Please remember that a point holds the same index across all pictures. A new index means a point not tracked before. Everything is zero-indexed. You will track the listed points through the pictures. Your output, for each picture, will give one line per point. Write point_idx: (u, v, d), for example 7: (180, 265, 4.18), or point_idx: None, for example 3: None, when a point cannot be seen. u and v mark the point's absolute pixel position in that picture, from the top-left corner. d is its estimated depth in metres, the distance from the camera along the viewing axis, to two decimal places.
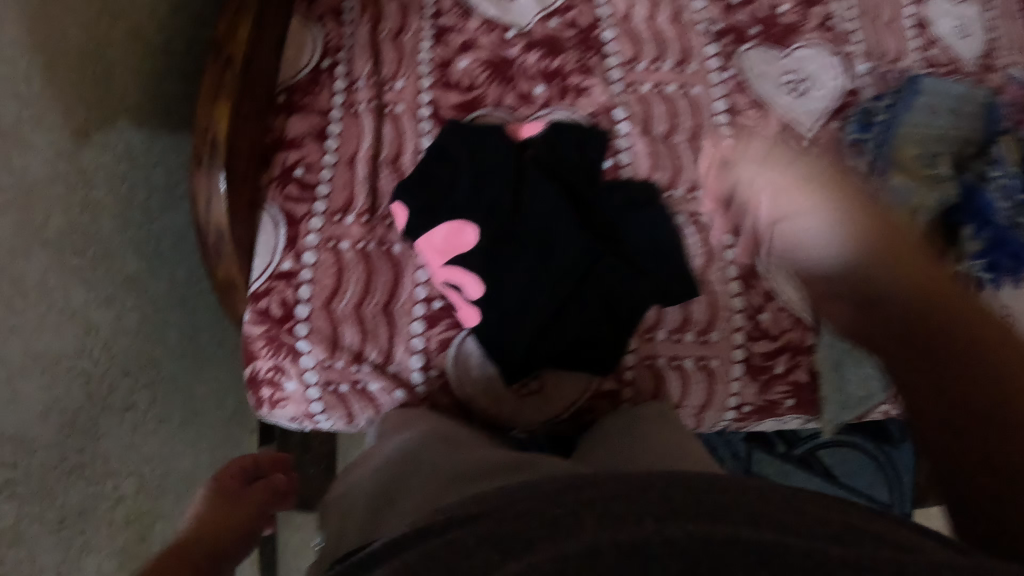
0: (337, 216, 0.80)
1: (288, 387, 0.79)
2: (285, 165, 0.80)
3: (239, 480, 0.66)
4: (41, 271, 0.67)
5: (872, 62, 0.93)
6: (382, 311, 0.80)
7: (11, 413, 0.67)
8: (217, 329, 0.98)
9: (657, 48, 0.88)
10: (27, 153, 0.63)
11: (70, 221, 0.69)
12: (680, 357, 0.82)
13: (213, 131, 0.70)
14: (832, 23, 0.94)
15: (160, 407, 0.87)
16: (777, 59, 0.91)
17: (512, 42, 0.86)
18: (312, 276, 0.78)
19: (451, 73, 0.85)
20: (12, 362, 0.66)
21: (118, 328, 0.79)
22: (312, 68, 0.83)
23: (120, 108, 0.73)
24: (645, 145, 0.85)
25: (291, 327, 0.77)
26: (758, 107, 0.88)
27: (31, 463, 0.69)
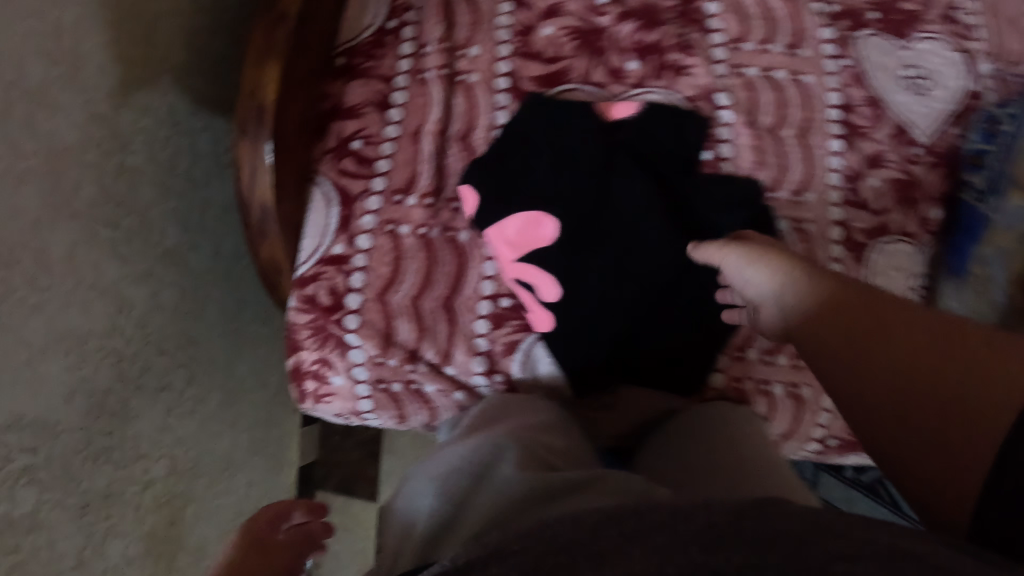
0: (397, 196, 0.72)
1: (334, 382, 0.71)
2: (341, 135, 0.72)
3: (271, 528, 0.61)
4: (69, 244, 0.59)
5: (999, 64, 0.80)
6: (442, 306, 0.72)
7: (33, 395, 0.58)
8: (263, 309, 0.90)
9: (766, 28, 0.78)
10: (54, 117, 0.56)
11: (102, 189, 0.62)
12: (769, 381, 0.73)
13: (259, 97, 0.62)
14: (956, 14, 0.80)
15: (198, 386, 0.77)
16: (895, 51, 0.78)
17: (603, 9, 0.77)
18: (366, 263, 0.71)
19: (534, 40, 0.76)
20: (38, 342, 0.58)
21: (153, 304, 0.70)
22: (376, 28, 0.75)
23: (162, 67, 0.66)
24: (751, 138, 0.75)
25: (340, 318, 0.70)
26: (874, 104, 0.77)
27: (54, 449, 0.61)
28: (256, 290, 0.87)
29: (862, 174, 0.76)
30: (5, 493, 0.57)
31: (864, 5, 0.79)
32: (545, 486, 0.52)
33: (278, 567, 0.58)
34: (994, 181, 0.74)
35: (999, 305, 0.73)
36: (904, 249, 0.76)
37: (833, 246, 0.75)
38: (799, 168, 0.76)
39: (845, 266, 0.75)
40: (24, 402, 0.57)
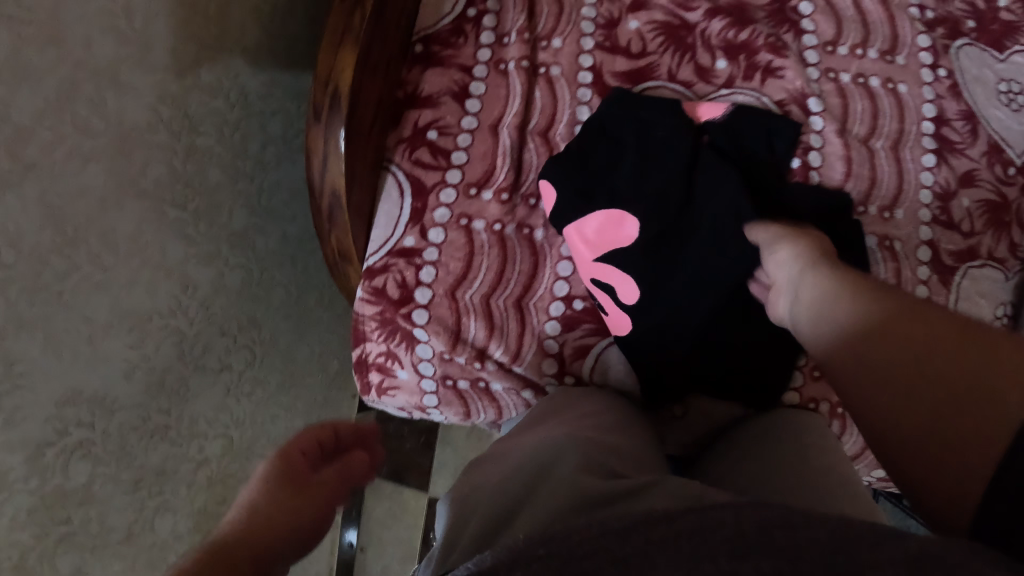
0: (472, 190, 0.70)
1: (401, 374, 0.71)
2: (416, 125, 0.71)
3: (310, 460, 0.45)
4: (135, 223, 0.58)
5: None
6: (514, 305, 0.69)
7: (93, 372, 0.58)
8: (326, 294, 0.88)
9: (862, 32, 0.75)
10: (125, 96, 0.55)
11: (171, 168, 0.60)
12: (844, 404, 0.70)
13: (335, 81, 0.60)
14: None
15: (258, 368, 0.76)
16: (991, 64, 0.75)
17: (694, 4, 0.74)
18: (438, 257, 0.69)
19: (619, 34, 0.73)
20: (98, 320, 0.57)
21: (218, 286, 0.69)
22: (456, 16, 0.74)
23: (237, 48, 0.64)
24: (841, 145, 0.71)
25: (408, 312, 0.68)
26: (969, 120, 0.73)
27: (110, 425, 0.60)
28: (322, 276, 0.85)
29: (952, 194, 0.71)
30: (60, 468, 0.56)
31: (962, 13, 0.77)
32: (603, 491, 0.44)
33: (321, 502, 0.42)
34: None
35: None
36: (992, 274, 0.71)
37: (920, 266, 0.70)
38: (889, 180, 0.71)
39: (932, 288, 0.70)
40: (82, 378, 0.56)
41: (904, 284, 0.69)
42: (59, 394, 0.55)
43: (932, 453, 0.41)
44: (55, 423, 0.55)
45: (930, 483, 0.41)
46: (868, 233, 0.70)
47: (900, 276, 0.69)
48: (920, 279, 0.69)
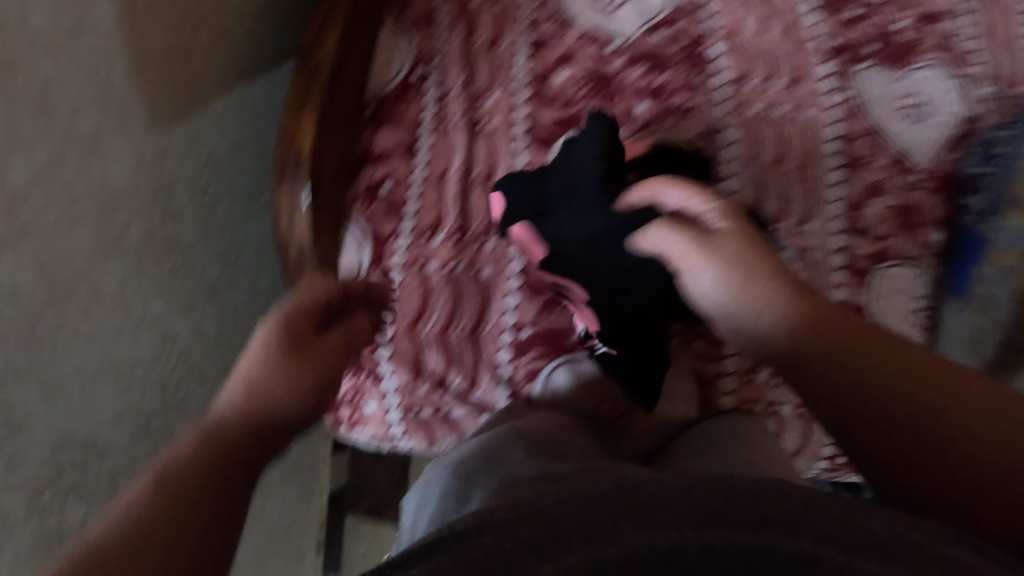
0: (424, 236, 0.77)
1: (370, 406, 0.79)
2: (372, 180, 0.77)
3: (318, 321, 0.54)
4: (120, 281, 0.63)
5: (998, 86, 0.83)
6: (468, 337, 0.78)
7: (83, 418, 0.63)
8: None
9: (768, 65, 0.82)
10: (107, 161, 0.59)
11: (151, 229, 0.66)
12: (777, 402, 0.78)
13: (297, 145, 0.68)
14: (952, 41, 0.82)
15: None
16: (891, 83, 0.82)
17: (612, 56, 0.82)
18: (397, 298, 0.76)
19: (548, 87, 0.81)
20: (88, 369, 0.62)
21: (197, 335, 0.74)
22: (401, 80, 0.79)
23: None
24: (753, 172, 0.80)
25: (373, 348, 0.77)
26: (873, 136, 0.81)
27: (99, 467, 0.66)
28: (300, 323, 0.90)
29: (862, 204, 0.81)
30: (55, 507, 0.62)
31: (862, 39, 0.82)
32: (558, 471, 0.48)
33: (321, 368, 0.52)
34: (991, 204, 0.85)
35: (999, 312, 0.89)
36: (902, 273, 0.81)
37: (836, 272, 0.79)
38: (803, 198, 0.80)
39: (850, 290, 0.79)
40: (73, 424, 0.62)
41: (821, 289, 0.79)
42: (52, 439, 0.61)
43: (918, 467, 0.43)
44: (49, 465, 0.61)
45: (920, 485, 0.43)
46: (787, 245, 0.79)
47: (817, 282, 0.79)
48: (835, 283, 0.79)
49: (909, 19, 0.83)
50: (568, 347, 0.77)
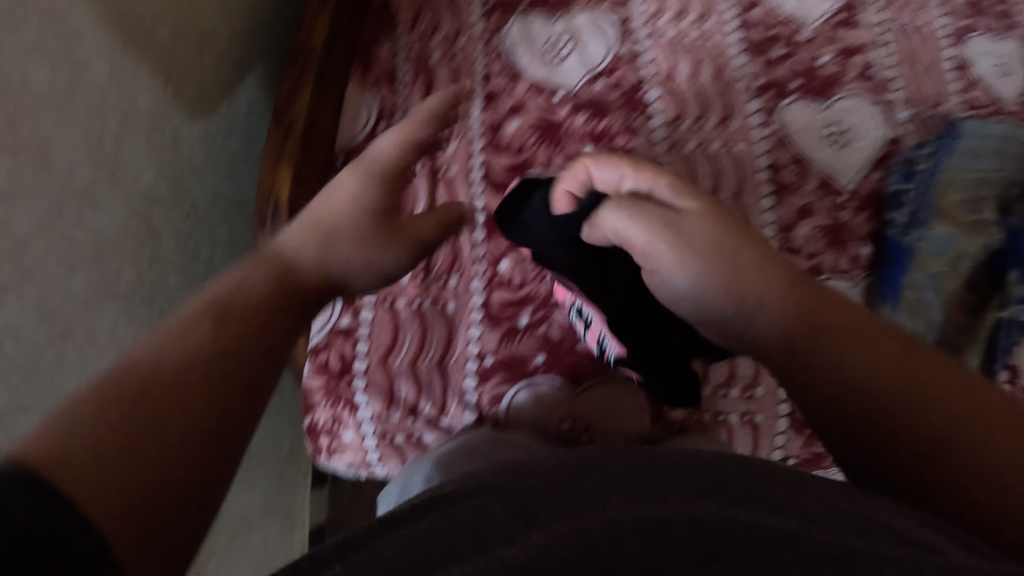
0: (392, 275, 0.83)
1: (348, 435, 0.85)
2: None
3: (417, 142, 0.65)
4: (112, 321, 0.70)
5: (914, 108, 0.92)
6: (436, 367, 0.83)
7: None
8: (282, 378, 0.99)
9: (701, 106, 0.89)
10: (101, 212, 0.65)
11: (138, 274, 0.71)
12: (725, 412, 0.84)
13: (276, 194, 0.74)
14: (871, 72, 0.92)
15: None
16: (817, 113, 0.90)
17: (558, 104, 0.89)
18: (369, 333, 0.82)
19: (502, 135, 0.88)
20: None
21: None
22: (367, 133, 0.87)
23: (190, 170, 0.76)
24: None
25: (348, 380, 0.82)
26: (800, 163, 0.89)
27: None
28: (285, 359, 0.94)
29: (792, 225, 0.88)
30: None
31: (786, 76, 0.91)
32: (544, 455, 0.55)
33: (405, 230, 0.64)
34: (917, 216, 0.88)
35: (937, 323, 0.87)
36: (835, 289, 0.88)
37: None
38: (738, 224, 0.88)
39: None
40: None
41: None
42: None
43: (909, 443, 0.47)
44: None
45: (915, 467, 0.46)
46: None
47: None
48: None
49: (830, 54, 0.92)
50: (529, 371, 0.82)
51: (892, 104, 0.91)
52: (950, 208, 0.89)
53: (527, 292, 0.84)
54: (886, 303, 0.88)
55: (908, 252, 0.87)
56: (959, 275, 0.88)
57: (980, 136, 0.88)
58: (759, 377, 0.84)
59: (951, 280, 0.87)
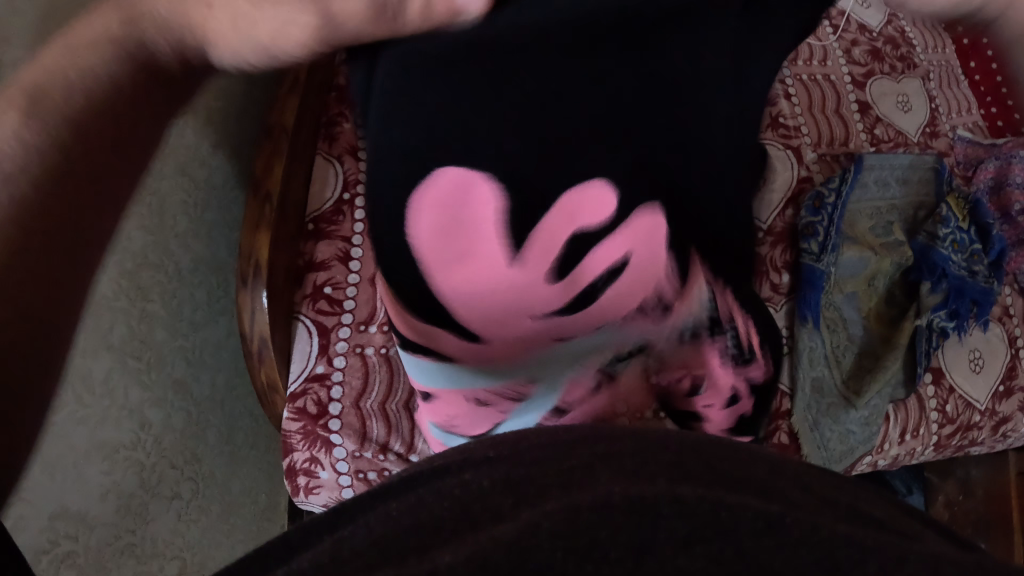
0: (361, 326, 0.84)
1: (322, 476, 0.81)
2: (315, 284, 0.85)
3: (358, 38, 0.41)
4: (105, 371, 0.73)
5: (821, 150, 0.88)
6: (404, 408, 0.84)
7: (72, 490, 0.71)
8: (269, 439, 0.97)
9: None
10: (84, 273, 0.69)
11: (130, 329, 0.75)
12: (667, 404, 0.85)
13: (256, 256, 0.76)
14: (782, 119, 0.86)
15: (206, 496, 0.85)
16: None
17: None
18: (343, 378, 0.82)
19: None
20: (80, 450, 0.71)
21: (167, 426, 0.80)
22: (335, 199, 0.89)
23: (171, 233, 0.78)
24: None
25: (325, 422, 0.80)
26: None
27: (89, 539, 0.73)
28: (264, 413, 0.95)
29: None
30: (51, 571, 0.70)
31: None
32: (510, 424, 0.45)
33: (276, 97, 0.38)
34: (827, 242, 0.80)
35: (857, 337, 0.82)
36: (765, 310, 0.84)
37: None
38: None
39: None
40: (66, 498, 0.70)
41: None
42: (50, 510, 0.69)
43: None
44: (48, 533, 0.69)
45: None
46: None
47: None
48: None
49: None
50: None
51: (800, 147, 0.87)
52: (858, 233, 0.83)
53: None
54: (807, 323, 0.79)
55: (823, 275, 0.79)
56: (875, 294, 0.83)
57: (880, 167, 0.84)
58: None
59: (867, 299, 0.83)
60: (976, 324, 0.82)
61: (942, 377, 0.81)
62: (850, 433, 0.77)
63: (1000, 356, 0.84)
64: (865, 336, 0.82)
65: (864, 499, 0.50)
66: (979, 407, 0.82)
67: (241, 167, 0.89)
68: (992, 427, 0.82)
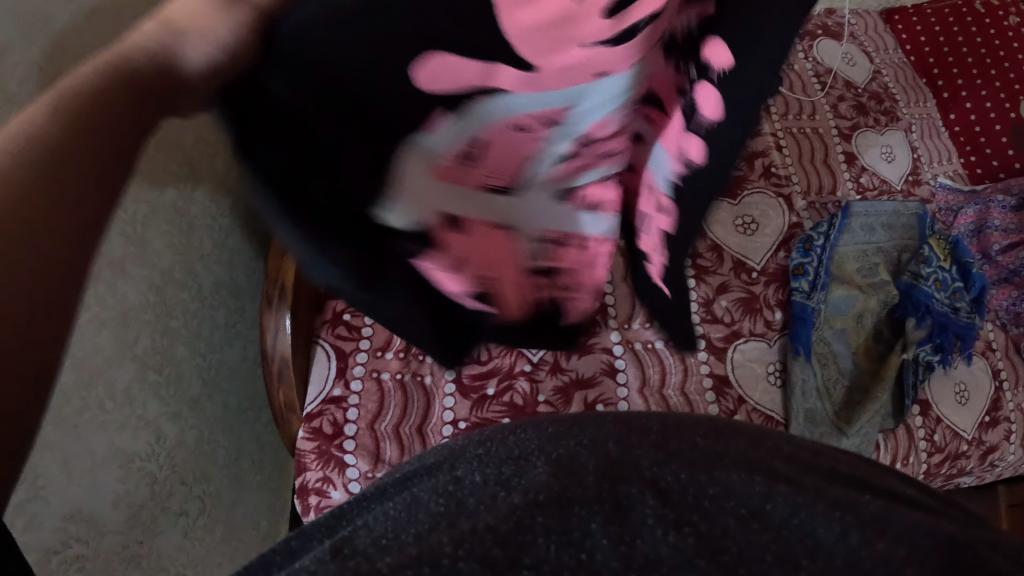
0: (378, 352, 0.87)
1: (334, 496, 0.81)
2: (335, 310, 0.89)
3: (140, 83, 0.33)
4: (128, 379, 0.75)
5: (810, 198, 0.96)
6: (416, 432, 0.83)
7: (89, 493, 0.71)
8: (270, 470, 0.98)
9: None
10: (117, 279, 0.74)
11: (153, 341, 0.78)
12: (665, 394, 0.84)
13: (281, 280, 0.79)
14: (774, 169, 0.96)
15: (209, 517, 0.85)
16: (728, 207, 0.93)
17: None
18: (359, 401, 0.84)
19: None
20: (99, 453, 0.72)
21: (180, 441, 0.82)
22: None
23: (196, 255, 0.84)
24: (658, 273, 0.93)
25: (340, 441, 0.81)
26: (715, 249, 0.91)
27: (99, 547, 0.72)
28: (270, 441, 0.98)
29: (711, 300, 0.88)
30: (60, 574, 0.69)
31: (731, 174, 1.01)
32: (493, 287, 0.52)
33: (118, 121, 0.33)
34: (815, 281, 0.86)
35: (847, 372, 0.85)
36: (758, 345, 0.87)
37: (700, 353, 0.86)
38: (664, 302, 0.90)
39: (712, 362, 0.86)
40: (81, 501, 0.71)
41: (688, 364, 0.86)
42: (63, 511, 0.69)
43: None
44: (61, 534, 0.69)
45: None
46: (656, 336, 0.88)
47: (684, 359, 0.86)
48: (701, 359, 0.86)
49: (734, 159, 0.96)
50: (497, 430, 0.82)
51: (790, 195, 0.95)
52: (846, 273, 0.88)
53: (492, 367, 0.87)
54: (799, 356, 0.84)
55: (812, 311, 0.84)
56: (863, 331, 0.88)
57: (866, 213, 0.90)
58: (688, 370, 0.85)
59: (855, 335, 0.87)
60: (960, 357, 0.86)
61: (930, 408, 0.84)
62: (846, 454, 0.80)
63: (985, 387, 0.87)
64: (854, 369, 0.86)
65: (845, 462, 0.52)
66: (966, 436, 0.84)
67: None
68: (980, 455, 0.85)
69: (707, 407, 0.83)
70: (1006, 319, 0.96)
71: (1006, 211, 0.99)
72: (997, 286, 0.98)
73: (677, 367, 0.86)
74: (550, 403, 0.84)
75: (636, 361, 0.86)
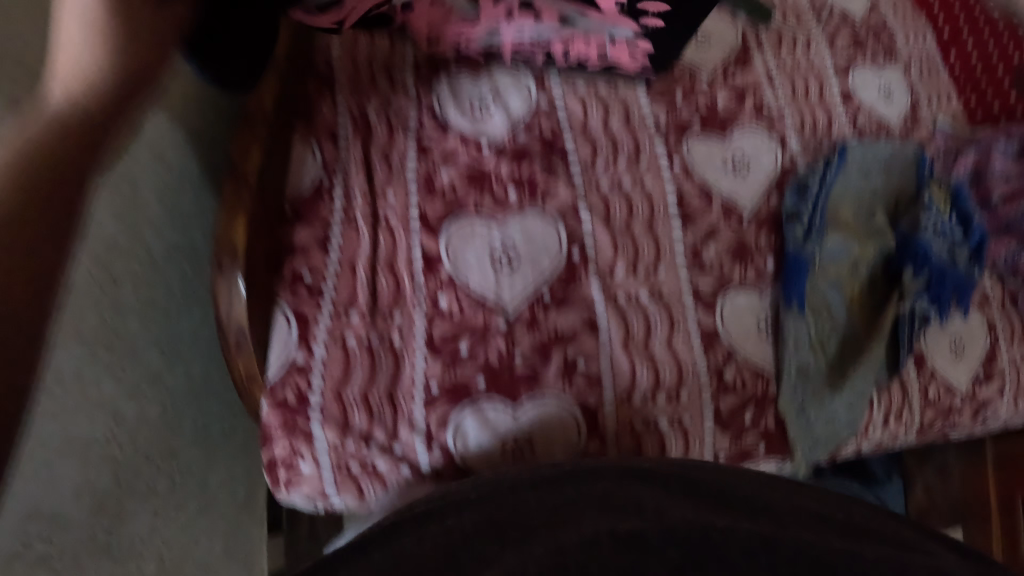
0: (342, 313, 0.77)
1: (304, 469, 0.75)
2: (292, 268, 0.77)
3: None
4: (78, 363, 0.68)
5: (803, 136, 0.97)
6: (387, 399, 0.76)
7: (51, 490, 0.64)
8: (237, 429, 0.95)
9: (612, 149, 0.90)
10: None
11: (102, 317, 0.71)
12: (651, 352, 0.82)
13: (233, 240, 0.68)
14: (765, 108, 0.97)
15: (179, 492, 0.81)
16: (719, 148, 0.93)
17: (488, 153, 0.87)
18: (324, 368, 0.75)
19: (436, 185, 0.84)
20: (56, 446, 0.65)
21: (141, 419, 0.76)
22: (312, 181, 0.81)
23: (143, 217, 0.77)
24: (610, 236, 0.86)
25: (307, 413, 0.74)
26: (705, 195, 0.90)
27: (66, 543, 0.66)
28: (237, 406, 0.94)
29: (700, 248, 0.88)
30: None
31: (689, 117, 0.94)
32: None
33: None
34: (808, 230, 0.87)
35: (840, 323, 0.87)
36: (746, 298, 0.87)
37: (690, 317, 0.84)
38: (648, 249, 0.87)
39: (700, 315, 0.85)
40: (40, 498, 0.63)
41: (676, 317, 0.84)
42: (25, 511, 0.62)
43: None
44: (22, 533, 0.61)
45: None
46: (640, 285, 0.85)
47: (671, 312, 0.84)
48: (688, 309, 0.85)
49: (723, 98, 0.97)
50: (473, 394, 0.78)
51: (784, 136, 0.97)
52: (841, 220, 0.88)
53: (467, 322, 0.80)
54: (791, 308, 0.84)
55: (807, 260, 0.87)
56: (857, 279, 0.89)
57: (862, 158, 0.94)
58: (674, 323, 0.84)
59: (850, 283, 0.89)
60: (957, 308, 0.89)
61: (925, 362, 0.88)
62: (836, 420, 0.84)
63: (978, 341, 0.92)
64: (850, 322, 0.88)
65: None
66: (960, 392, 0.89)
67: (208, 157, 0.90)
68: (967, 410, 0.91)
69: (696, 363, 0.83)
70: (1004, 270, 0.97)
71: (1006, 157, 0.99)
72: (997, 235, 0.97)
73: (664, 322, 0.84)
74: (528, 363, 0.80)
75: (619, 314, 0.83)
